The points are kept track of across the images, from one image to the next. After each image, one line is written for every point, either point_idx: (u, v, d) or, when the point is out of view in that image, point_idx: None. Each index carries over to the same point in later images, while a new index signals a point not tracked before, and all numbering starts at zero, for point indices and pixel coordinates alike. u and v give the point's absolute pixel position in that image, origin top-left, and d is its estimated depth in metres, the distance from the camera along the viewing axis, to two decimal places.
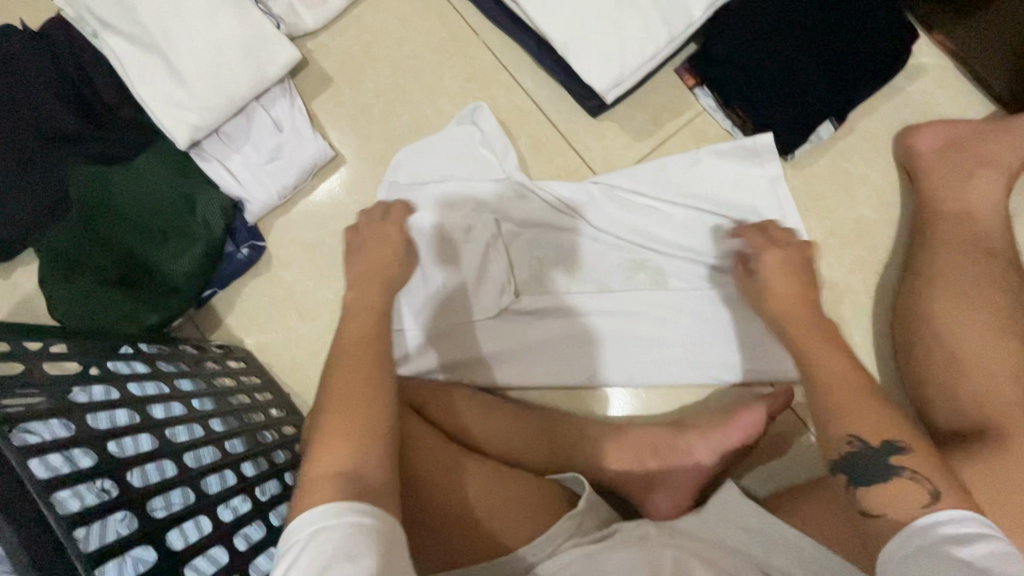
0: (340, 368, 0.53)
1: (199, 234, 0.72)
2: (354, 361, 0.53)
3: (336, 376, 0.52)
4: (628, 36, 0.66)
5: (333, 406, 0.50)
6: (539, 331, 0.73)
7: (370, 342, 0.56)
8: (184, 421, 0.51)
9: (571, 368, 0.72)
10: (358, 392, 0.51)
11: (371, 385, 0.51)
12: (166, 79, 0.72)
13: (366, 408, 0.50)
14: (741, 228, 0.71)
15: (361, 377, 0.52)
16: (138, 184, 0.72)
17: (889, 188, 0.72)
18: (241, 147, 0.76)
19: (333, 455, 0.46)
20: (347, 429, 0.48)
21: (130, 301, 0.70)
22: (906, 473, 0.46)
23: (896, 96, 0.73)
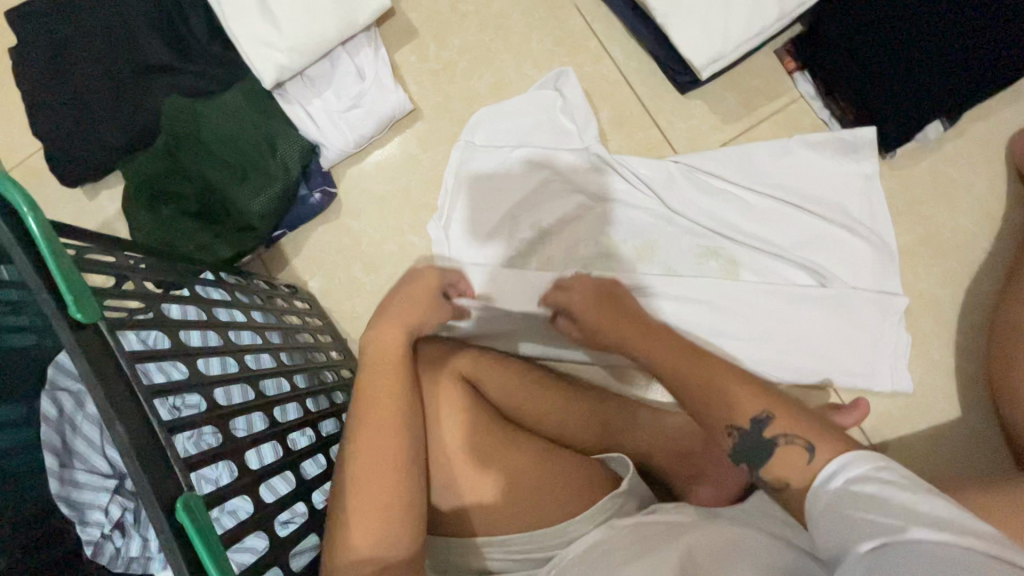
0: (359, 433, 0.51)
1: (276, 175, 0.73)
2: (377, 426, 0.52)
3: (355, 442, 0.51)
4: (735, 9, 0.63)
5: (358, 482, 0.50)
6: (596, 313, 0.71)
7: (392, 397, 0.53)
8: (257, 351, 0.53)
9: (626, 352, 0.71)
10: (379, 468, 0.50)
11: (391, 459, 0.51)
12: (259, 16, 0.73)
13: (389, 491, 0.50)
14: (825, 225, 0.68)
15: (388, 445, 0.51)
16: (223, 119, 0.73)
17: (994, 200, 0.67)
18: (323, 92, 0.77)
19: (358, 536, 0.48)
20: (372, 512, 0.49)
21: (206, 233, 0.72)
22: (782, 438, 0.46)
23: (1018, 100, 0.67)
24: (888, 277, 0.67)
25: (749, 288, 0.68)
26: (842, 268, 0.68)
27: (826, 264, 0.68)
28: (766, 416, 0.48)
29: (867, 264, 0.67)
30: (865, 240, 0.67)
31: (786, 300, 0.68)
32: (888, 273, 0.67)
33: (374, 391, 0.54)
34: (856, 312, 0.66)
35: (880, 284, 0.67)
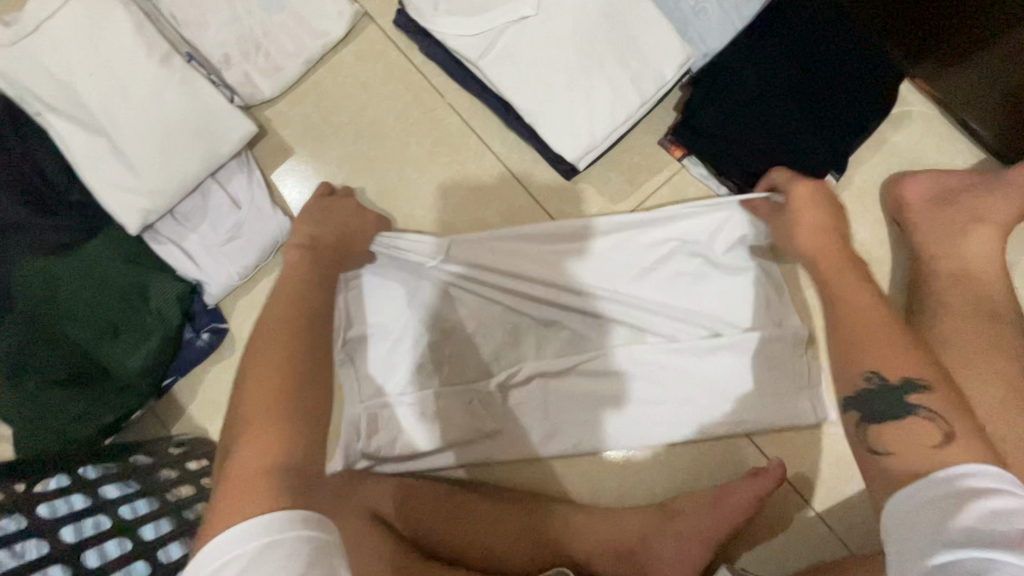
0: (267, 362, 0.53)
1: (153, 326, 0.68)
2: (274, 358, 0.54)
3: (252, 373, 0.53)
4: (597, 100, 0.63)
5: (255, 400, 0.51)
6: (516, 411, 0.67)
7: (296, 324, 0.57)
8: (90, 513, 0.52)
9: (555, 445, 0.66)
10: (276, 392, 0.51)
11: (258, 368, 0.53)
12: (112, 161, 0.68)
13: (286, 396, 0.52)
14: (722, 275, 0.67)
15: (271, 366, 0.53)
16: (88, 277, 0.68)
17: (879, 244, 0.68)
18: (198, 226, 0.72)
19: (251, 456, 0.47)
20: (266, 417, 0.50)
21: (81, 401, 0.66)
22: (923, 411, 0.47)
23: (882, 147, 0.69)
24: (788, 313, 0.66)
25: (659, 356, 0.66)
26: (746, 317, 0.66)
27: (733, 320, 0.66)
28: (920, 385, 0.48)
29: (771, 308, 0.66)
30: (760, 281, 0.67)
31: (701, 360, 0.65)
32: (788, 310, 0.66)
33: (267, 332, 0.56)
34: (766, 361, 0.65)
35: (787, 325, 0.65)
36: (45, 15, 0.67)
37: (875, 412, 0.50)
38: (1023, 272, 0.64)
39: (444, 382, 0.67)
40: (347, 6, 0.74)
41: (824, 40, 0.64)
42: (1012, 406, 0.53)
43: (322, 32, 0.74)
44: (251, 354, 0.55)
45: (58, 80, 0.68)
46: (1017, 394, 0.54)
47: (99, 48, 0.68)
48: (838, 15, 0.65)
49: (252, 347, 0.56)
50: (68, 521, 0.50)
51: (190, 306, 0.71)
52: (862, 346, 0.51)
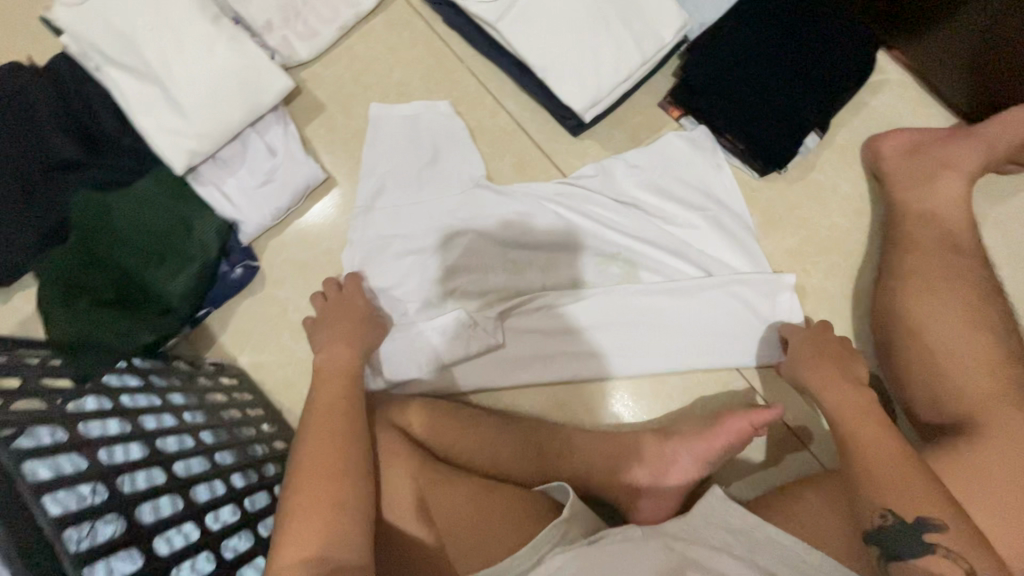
0: (314, 460, 0.54)
1: (195, 254, 0.74)
2: (326, 432, 0.56)
3: (302, 454, 0.55)
4: (602, 58, 0.70)
5: (308, 490, 0.52)
6: (562, 354, 0.72)
7: (335, 434, 0.56)
8: (138, 391, 0.53)
9: (550, 368, 0.72)
10: (329, 481, 0.52)
11: (297, 521, 0.50)
12: (165, 109, 0.75)
13: (337, 478, 0.53)
14: (695, 216, 0.74)
15: (323, 494, 0.52)
16: (138, 209, 0.74)
17: (859, 197, 0.74)
18: (237, 171, 0.79)
19: (304, 534, 0.49)
20: (320, 495, 0.51)
21: (125, 320, 0.71)
22: (941, 549, 0.48)
23: (862, 110, 0.76)
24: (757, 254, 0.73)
25: (658, 302, 0.72)
26: (722, 259, 0.73)
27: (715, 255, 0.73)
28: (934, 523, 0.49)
29: (744, 247, 0.73)
30: (728, 221, 0.74)
31: (692, 301, 0.72)
32: (759, 251, 0.73)
33: (323, 407, 0.59)
34: (739, 293, 0.71)
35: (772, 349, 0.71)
36: None
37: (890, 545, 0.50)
38: (989, 222, 0.72)
39: (450, 178, 0.77)
40: None
41: (808, 11, 0.72)
42: (973, 325, 0.59)
43: (355, 2, 0.82)
44: (300, 450, 0.55)
45: (117, 35, 0.76)
46: (978, 318, 0.59)
47: (157, 7, 0.76)
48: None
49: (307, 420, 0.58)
50: (121, 390, 0.51)
51: (228, 243, 0.77)
52: (875, 465, 0.53)
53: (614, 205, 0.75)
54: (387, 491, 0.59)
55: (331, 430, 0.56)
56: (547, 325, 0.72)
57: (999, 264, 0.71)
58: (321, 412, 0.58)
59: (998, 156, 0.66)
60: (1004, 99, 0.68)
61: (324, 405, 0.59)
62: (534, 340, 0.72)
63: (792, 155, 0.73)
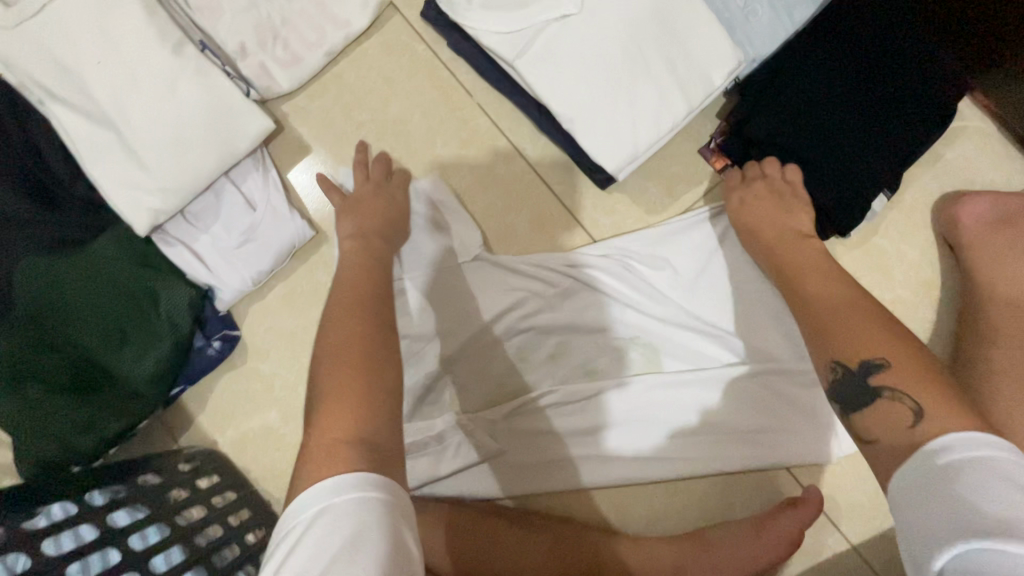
0: (338, 339, 0.46)
1: (164, 333, 0.64)
2: (348, 325, 0.48)
3: (322, 402, 0.43)
4: (642, 107, 0.59)
5: (337, 366, 0.45)
6: (586, 446, 0.65)
7: (359, 326, 0.48)
8: (99, 547, 0.46)
9: (569, 475, 0.65)
10: (359, 346, 0.46)
11: (333, 404, 0.43)
12: (122, 157, 0.64)
13: (364, 360, 0.45)
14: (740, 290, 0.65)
15: (361, 357, 0.45)
16: (96, 280, 0.64)
17: (929, 267, 0.65)
18: (210, 227, 0.68)
19: (339, 415, 0.42)
20: (353, 365, 0.45)
21: (86, 412, 0.62)
22: None
23: (935, 164, 0.66)
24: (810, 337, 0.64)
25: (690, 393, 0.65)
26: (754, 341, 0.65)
27: (762, 336, 0.65)
28: (878, 363, 0.46)
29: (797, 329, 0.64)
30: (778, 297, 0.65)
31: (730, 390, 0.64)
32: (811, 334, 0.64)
33: (339, 304, 0.50)
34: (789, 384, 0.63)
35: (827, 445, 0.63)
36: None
37: (848, 398, 0.47)
38: None
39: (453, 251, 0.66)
40: None
41: (882, 51, 0.61)
42: None
43: (344, 21, 0.69)
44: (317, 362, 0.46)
45: (61, 66, 0.63)
46: None
47: (107, 32, 0.63)
48: (897, 27, 0.61)
49: (323, 320, 0.49)
50: (75, 556, 0.44)
51: (203, 312, 0.68)
52: None
53: (647, 274, 0.66)
54: None
55: (351, 306, 0.49)
56: (560, 428, 0.65)
57: None
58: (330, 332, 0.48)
59: None
60: None
61: (334, 311, 0.49)
62: (544, 444, 0.65)
63: (859, 218, 0.63)
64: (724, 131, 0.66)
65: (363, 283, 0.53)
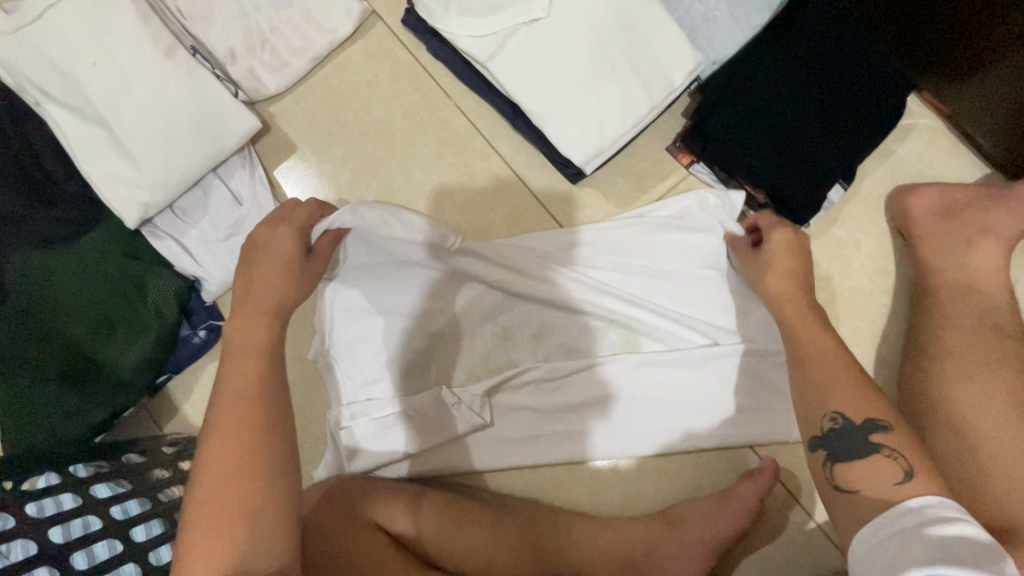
0: (220, 454, 0.46)
1: (151, 322, 0.67)
2: (234, 440, 0.46)
3: (191, 528, 0.44)
4: (608, 105, 0.63)
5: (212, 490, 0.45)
6: (559, 429, 0.67)
7: (238, 440, 0.46)
8: (80, 514, 0.47)
9: (550, 450, 0.67)
10: (239, 466, 0.45)
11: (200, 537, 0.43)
12: (114, 154, 0.67)
13: (250, 481, 0.45)
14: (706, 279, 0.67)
15: (239, 479, 0.45)
16: (87, 270, 0.67)
17: (884, 255, 0.68)
18: (198, 221, 0.71)
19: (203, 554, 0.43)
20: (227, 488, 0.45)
21: (73, 399, 0.64)
22: None
23: (887, 159, 0.69)
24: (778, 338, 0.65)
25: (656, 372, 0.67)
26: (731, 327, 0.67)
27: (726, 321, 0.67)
28: (882, 425, 0.49)
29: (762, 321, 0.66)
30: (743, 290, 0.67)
31: (696, 371, 0.66)
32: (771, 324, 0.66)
33: (229, 406, 0.48)
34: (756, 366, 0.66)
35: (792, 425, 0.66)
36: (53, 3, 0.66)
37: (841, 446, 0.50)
38: None
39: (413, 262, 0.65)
40: (356, 4, 0.73)
41: (832, 51, 0.65)
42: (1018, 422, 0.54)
43: (329, 28, 0.73)
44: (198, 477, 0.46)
45: (57, 69, 0.67)
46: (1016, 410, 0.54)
47: (102, 37, 0.67)
48: (845, 29, 0.65)
49: (210, 422, 0.48)
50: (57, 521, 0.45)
51: (189, 300, 0.71)
52: None
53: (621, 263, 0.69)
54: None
55: (236, 408, 0.48)
56: (537, 405, 0.67)
57: None
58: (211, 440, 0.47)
59: None
60: None
61: (218, 416, 0.48)
62: (522, 422, 0.67)
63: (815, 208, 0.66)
64: (688, 128, 0.70)
65: (252, 380, 0.50)
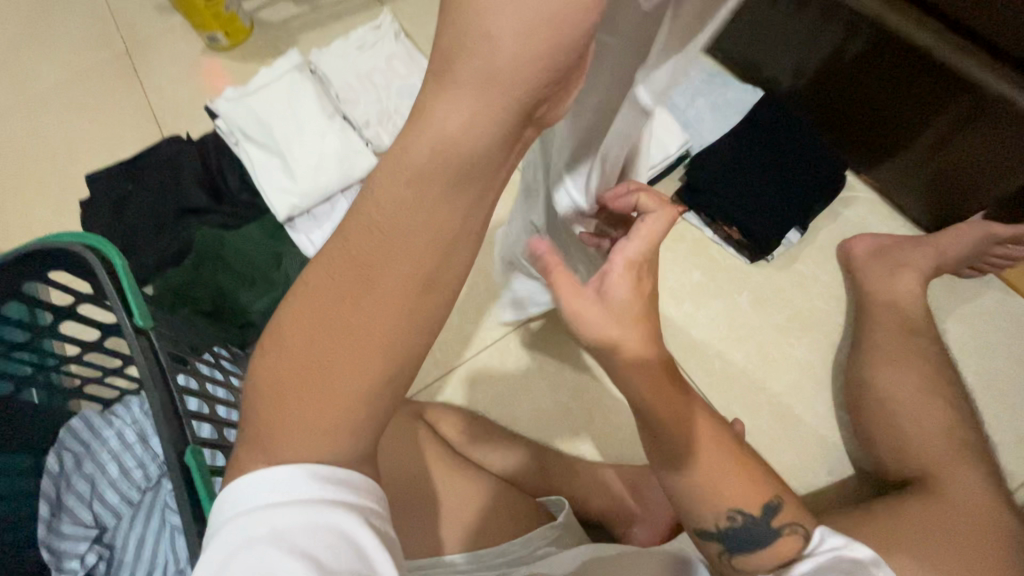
0: (367, 319, 0.34)
1: (279, 282, 0.92)
2: (382, 305, 0.34)
3: (295, 392, 0.35)
4: None
5: (331, 356, 0.34)
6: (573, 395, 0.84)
7: (390, 314, 0.34)
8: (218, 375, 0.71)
9: (566, 410, 0.83)
10: (369, 351, 0.34)
11: (307, 393, 0.34)
12: (281, 172, 0.99)
13: (377, 358, 0.34)
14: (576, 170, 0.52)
15: (371, 355, 0.34)
16: (245, 245, 0.94)
17: (837, 287, 0.87)
18: (322, 224, 0.98)
19: (302, 418, 0.35)
20: (355, 360, 0.34)
21: (215, 329, 0.87)
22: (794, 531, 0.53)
23: (837, 219, 0.92)
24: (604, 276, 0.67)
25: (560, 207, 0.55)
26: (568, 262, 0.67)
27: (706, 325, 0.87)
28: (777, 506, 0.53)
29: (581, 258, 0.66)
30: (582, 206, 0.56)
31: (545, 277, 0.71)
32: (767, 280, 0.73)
33: (362, 243, 0.34)
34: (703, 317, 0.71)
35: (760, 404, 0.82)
36: (264, 86, 1.04)
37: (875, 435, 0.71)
38: (954, 317, 0.84)
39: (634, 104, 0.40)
40: None
41: (786, 136, 0.89)
42: (927, 397, 0.70)
43: None
44: (322, 320, 0.34)
45: (257, 120, 1.02)
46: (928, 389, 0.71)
47: (291, 105, 1.03)
48: (794, 122, 0.90)
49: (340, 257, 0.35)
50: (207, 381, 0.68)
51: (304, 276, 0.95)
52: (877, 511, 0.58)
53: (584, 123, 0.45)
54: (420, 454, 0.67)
55: (377, 247, 0.33)
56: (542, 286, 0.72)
57: (961, 354, 0.82)
58: (371, 287, 0.34)
59: (948, 261, 0.80)
60: (956, 217, 0.84)
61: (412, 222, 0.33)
62: (539, 389, 0.85)
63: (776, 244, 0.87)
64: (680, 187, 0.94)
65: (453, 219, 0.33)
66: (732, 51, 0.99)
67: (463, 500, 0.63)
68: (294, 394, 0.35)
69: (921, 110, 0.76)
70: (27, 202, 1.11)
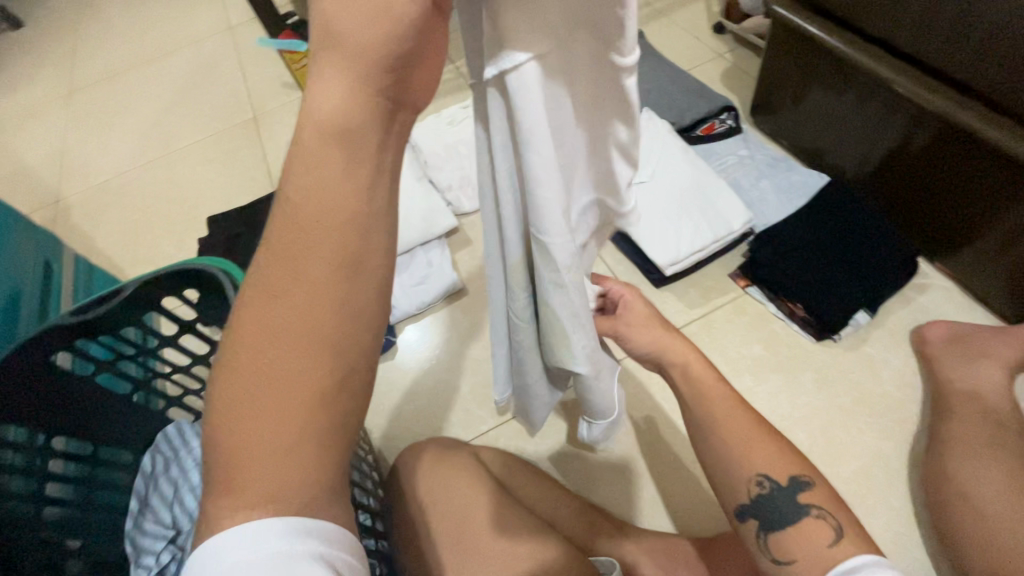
0: (289, 313, 0.29)
1: None
2: (304, 289, 0.29)
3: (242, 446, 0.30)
4: (685, 233, 0.94)
5: (270, 367, 0.30)
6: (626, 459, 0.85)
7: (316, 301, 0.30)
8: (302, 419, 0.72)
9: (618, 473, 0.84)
10: (306, 350, 0.30)
11: (246, 430, 0.30)
12: None
13: (317, 362, 0.30)
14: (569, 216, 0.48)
15: (303, 359, 0.30)
16: None
17: (910, 373, 0.84)
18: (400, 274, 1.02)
19: (255, 460, 0.30)
20: (296, 359, 0.30)
21: None
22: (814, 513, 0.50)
23: (908, 304, 0.90)
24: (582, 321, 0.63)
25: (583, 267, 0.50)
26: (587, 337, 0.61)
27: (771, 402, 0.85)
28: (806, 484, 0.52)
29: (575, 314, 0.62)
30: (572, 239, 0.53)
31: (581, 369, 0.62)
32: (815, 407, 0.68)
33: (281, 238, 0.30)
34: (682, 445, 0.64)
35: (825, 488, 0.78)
36: None
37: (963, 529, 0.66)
38: None
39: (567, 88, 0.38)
40: None
41: (852, 220, 0.91)
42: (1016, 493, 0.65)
43: None
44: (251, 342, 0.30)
45: None
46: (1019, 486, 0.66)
47: None
48: (861, 208, 0.92)
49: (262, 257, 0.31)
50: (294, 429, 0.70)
51: None
52: None
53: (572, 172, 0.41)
54: (473, 489, 0.70)
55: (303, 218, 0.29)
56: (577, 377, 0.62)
57: None
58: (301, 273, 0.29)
59: None
60: None
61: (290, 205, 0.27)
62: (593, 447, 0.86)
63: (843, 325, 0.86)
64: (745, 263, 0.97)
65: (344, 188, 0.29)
66: (799, 142, 1.05)
67: (514, 542, 0.64)
68: (235, 435, 0.30)
69: (989, 202, 0.78)
70: (153, 237, 1.28)
